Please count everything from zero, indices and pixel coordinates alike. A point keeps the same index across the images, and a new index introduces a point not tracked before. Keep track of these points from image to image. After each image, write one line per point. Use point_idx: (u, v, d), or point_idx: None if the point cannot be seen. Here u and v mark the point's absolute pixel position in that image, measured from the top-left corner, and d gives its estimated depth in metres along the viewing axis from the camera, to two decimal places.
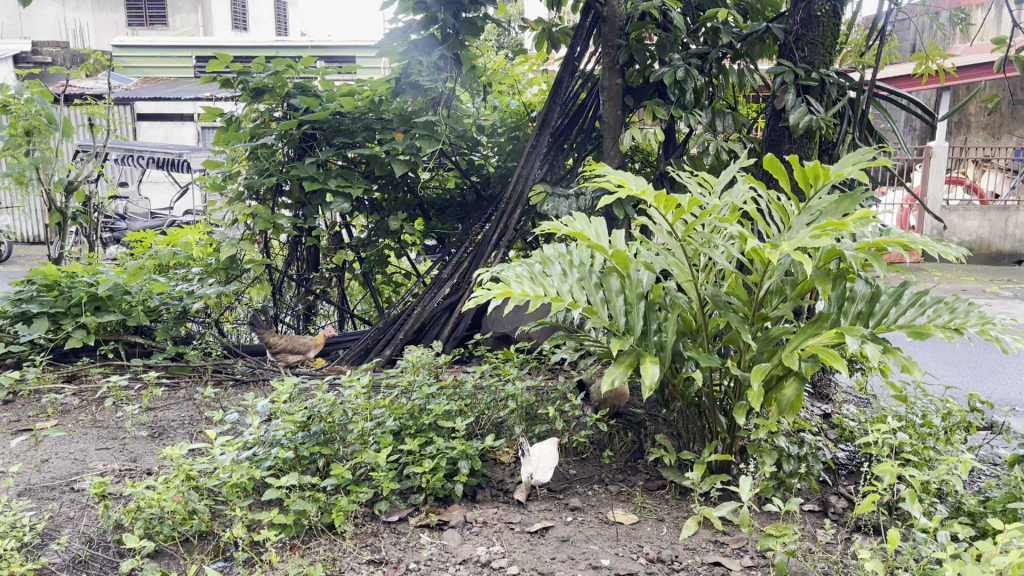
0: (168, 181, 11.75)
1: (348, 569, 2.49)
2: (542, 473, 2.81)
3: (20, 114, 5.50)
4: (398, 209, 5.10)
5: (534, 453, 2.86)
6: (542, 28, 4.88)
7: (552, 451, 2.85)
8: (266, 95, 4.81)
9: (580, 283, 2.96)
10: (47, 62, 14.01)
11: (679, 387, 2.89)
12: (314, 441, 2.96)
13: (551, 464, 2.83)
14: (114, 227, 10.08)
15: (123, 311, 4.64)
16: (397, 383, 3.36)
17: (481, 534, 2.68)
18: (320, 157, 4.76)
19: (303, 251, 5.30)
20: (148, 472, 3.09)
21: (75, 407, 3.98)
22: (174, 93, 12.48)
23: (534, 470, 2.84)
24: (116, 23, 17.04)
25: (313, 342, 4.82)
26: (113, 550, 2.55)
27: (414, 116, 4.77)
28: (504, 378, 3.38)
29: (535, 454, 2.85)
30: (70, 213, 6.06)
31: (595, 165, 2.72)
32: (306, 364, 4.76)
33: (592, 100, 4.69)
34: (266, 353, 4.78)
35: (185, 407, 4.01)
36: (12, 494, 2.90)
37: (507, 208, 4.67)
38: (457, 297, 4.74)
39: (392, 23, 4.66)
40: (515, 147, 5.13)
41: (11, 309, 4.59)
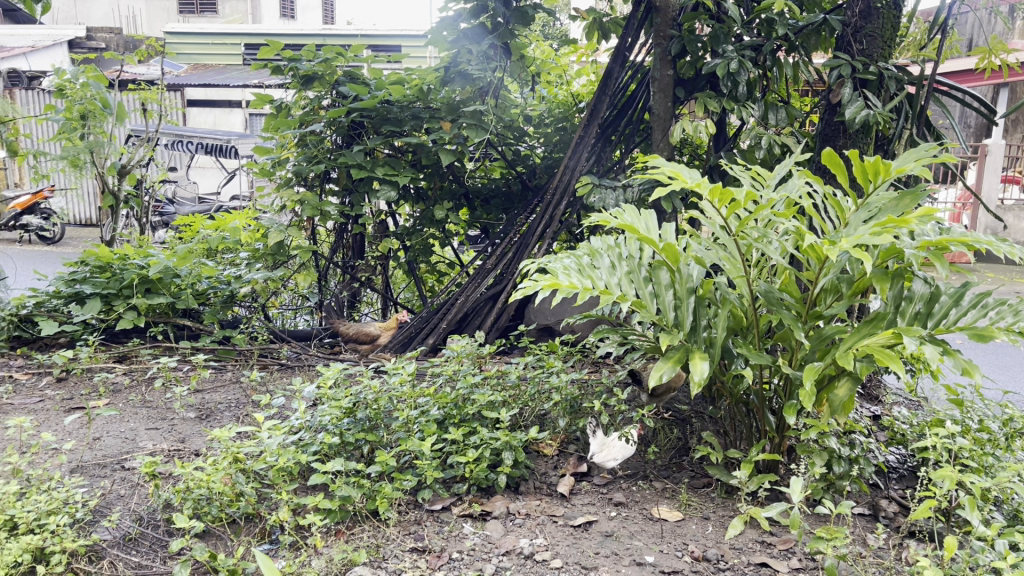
0: (216, 166, 11.87)
1: (391, 556, 2.50)
2: (602, 456, 2.90)
3: (76, 98, 5.65)
4: (443, 198, 5.12)
5: (606, 441, 2.95)
6: (593, 18, 4.80)
7: (622, 447, 2.91)
8: (315, 82, 4.82)
9: (628, 276, 2.93)
10: (101, 48, 14.28)
11: (728, 385, 2.85)
12: (360, 428, 2.99)
13: (615, 454, 2.89)
14: (163, 212, 10.20)
15: (172, 294, 4.74)
16: (442, 372, 3.37)
17: (524, 526, 2.68)
18: (368, 145, 4.78)
19: (349, 238, 5.25)
20: (196, 453, 3.13)
21: (125, 386, 4.04)
22: (223, 80, 12.65)
23: (597, 452, 2.93)
24: (167, 10, 17.39)
25: (378, 327, 4.84)
26: (163, 528, 2.59)
27: (462, 106, 4.74)
28: (548, 370, 3.37)
29: (606, 439, 2.94)
30: (123, 196, 6.20)
31: (649, 157, 2.68)
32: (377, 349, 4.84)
33: (641, 92, 4.63)
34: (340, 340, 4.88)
35: (232, 389, 4.06)
36: (65, 470, 2.96)
37: (553, 199, 4.66)
38: (500, 288, 4.71)
39: (443, 12, 4.63)
40: (563, 139, 5.07)
41: (66, 289, 4.72)
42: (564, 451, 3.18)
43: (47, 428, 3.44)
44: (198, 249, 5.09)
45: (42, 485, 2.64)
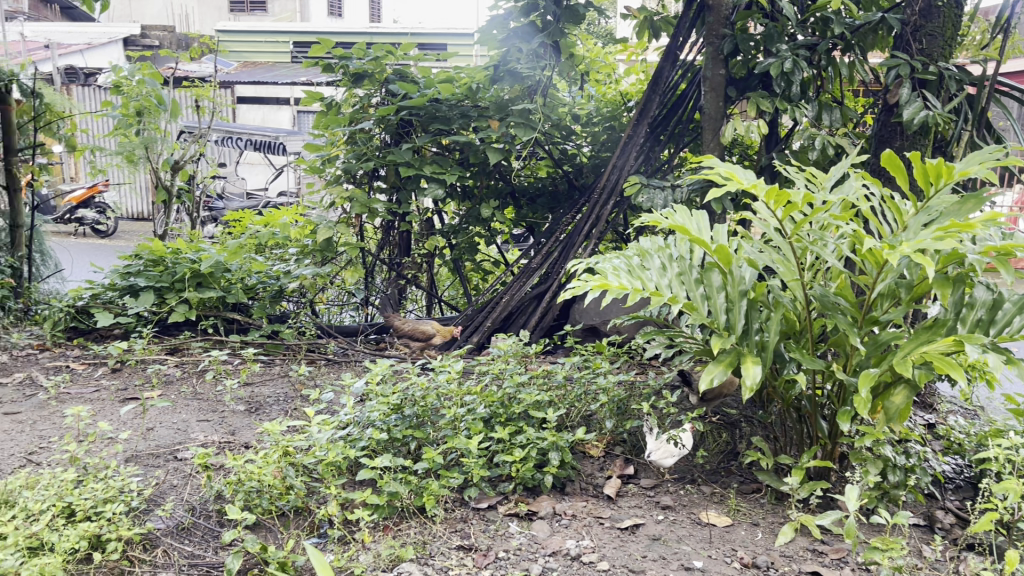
0: (264, 163, 12.06)
1: (438, 552, 2.51)
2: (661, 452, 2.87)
3: (132, 94, 5.79)
4: (489, 196, 5.14)
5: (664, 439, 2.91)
6: (644, 16, 4.75)
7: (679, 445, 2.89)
8: (365, 80, 4.87)
9: (679, 278, 2.88)
10: (154, 45, 14.58)
11: (780, 390, 2.80)
12: (407, 424, 3.00)
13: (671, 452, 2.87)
14: (212, 207, 10.39)
15: (222, 288, 4.82)
16: (488, 370, 3.37)
17: (570, 527, 2.67)
18: (416, 143, 4.81)
19: (396, 235, 5.27)
20: (246, 445, 3.18)
21: (177, 378, 4.12)
22: (272, 78, 12.85)
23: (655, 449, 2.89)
24: (218, 9, 17.71)
25: (436, 328, 4.69)
26: (215, 519, 2.63)
27: (510, 104, 4.74)
28: (595, 371, 3.35)
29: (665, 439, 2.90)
30: (175, 191, 6.32)
31: (703, 157, 2.64)
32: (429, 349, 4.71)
33: (691, 91, 4.59)
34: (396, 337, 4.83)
35: (281, 383, 4.11)
36: (120, 459, 3.02)
37: (600, 198, 4.63)
38: (545, 287, 4.70)
39: (493, 11, 4.64)
40: (611, 138, 5.03)
41: (120, 282, 4.81)
42: (611, 453, 3.16)
43: (103, 417, 3.52)
44: (249, 244, 5.17)
45: (99, 474, 2.69)
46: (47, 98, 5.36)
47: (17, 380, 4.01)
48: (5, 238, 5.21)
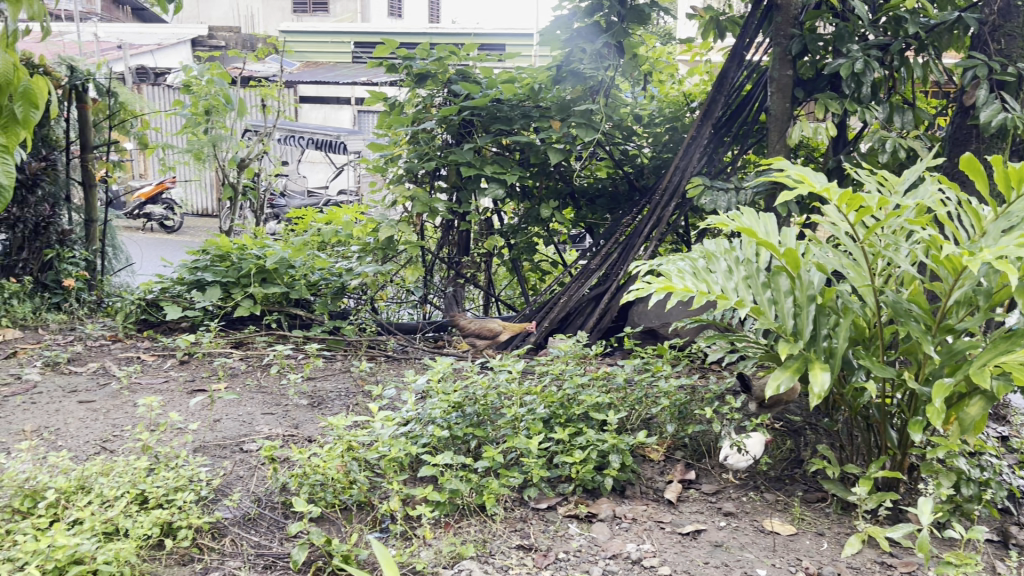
0: (325, 161, 12.24)
1: (498, 551, 2.52)
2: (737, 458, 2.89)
3: (201, 93, 5.95)
4: (549, 197, 5.13)
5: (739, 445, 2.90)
6: (710, 16, 4.69)
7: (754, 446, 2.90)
8: (428, 80, 4.90)
9: (745, 282, 2.84)
10: (220, 46, 14.93)
11: (848, 398, 2.74)
12: (467, 423, 3.02)
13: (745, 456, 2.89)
14: (275, 205, 10.58)
15: (286, 284, 4.93)
16: (549, 371, 3.36)
17: (630, 530, 2.65)
18: (478, 143, 4.83)
19: (455, 235, 5.30)
20: (310, 439, 3.23)
21: (243, 371, 4.21)
22: (334, 77, 13.04)
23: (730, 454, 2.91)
24: (282, 10, 18.10)
25: (502, 325, 4.76)
26: (280, 511, 2.69)
27: (573, 105, 4.73)
28: (656, 374, 3.31)
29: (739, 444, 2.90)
30: (241, 188, 6.46)
31: (774, 159, 2.60)
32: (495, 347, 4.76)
33: (757, 92, 4.53)
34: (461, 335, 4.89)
35: (342, 378, 4.18)
36: (190, 449, 3.10)
37: (662, 199, 4.59)
38: (603, 289, 4.68)
39: (556, 11, 4.64)
40: (673, 139, 4.97)
41: (188, 276, 4.99)
42: (671, 457, 3.13)
43: (173, 407, 3.62)
44: (312, 241, 5.25)
45: (170, 463, 2.77)
46: (122, 97, 5.53)
47: (91, 369, 4.15)
48: (81, 233, 5.40)
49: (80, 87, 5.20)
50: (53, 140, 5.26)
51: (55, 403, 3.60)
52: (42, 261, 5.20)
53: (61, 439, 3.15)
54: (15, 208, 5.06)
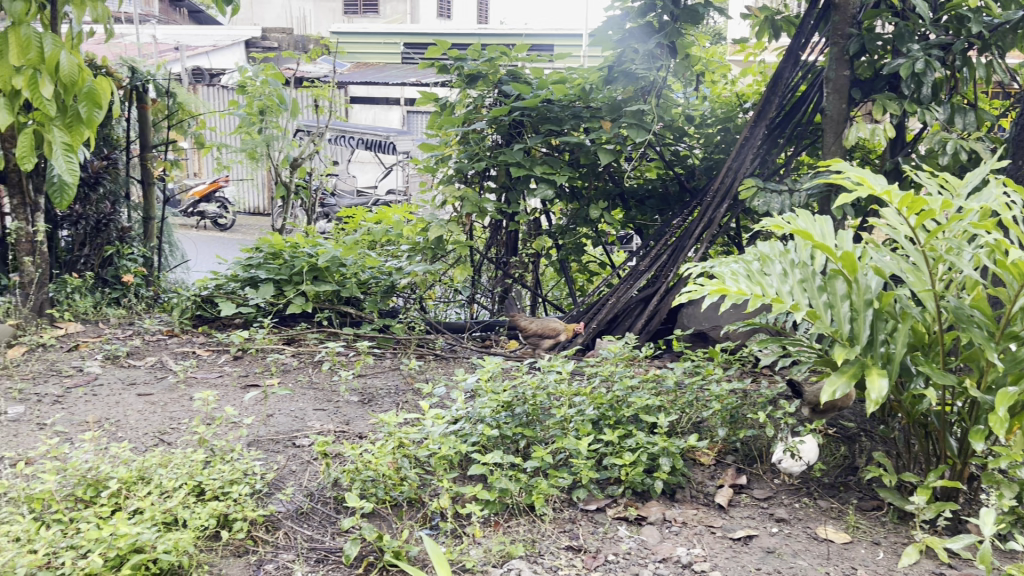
0: (374, 162, 12.38)
1: (547, 551, 2.52)
2: (792, 464, 2.85)
3: (256, 94, 6.08)
4: (598, 197, 5.11)
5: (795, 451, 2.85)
6: (765, 15, 4.63)
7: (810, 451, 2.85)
8: (479, 81, 4.92)
9: (801, 285, 2.80)
10: (273, 47, 15.20)
11: (906, 405, 2.69)
12: (516, 422, 3.03)
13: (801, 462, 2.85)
14: (325, 204, 10.73)
15: (337, 282, 4.99)
16: (598, 372, 3.35)
17: (680, 534, 2.63)
18: (528, 143, 4.83)
19: (504, 235, 5.30)
20: (360, 435, 3.27)
21: (295, 367, 4.28)
22: (383, 78, 13.20)
23: (785, 459, 2.87)
24: (334, 11, 18.40)
25: (562, 325, 4.69)
26: (332, 506, 2.72)
27: (624, 105, 4.70)
28: (707, 377, 3.28)
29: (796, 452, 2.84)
30: (294, 187, 6.56)
31: (832, 161, 2.56)
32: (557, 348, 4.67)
33: (813, 92, 4.45)
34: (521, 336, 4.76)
35: (392, 376, 4.22)
36: (244, 442, 3.16)
37: (714, 201, 4.55)
38: (652, 290, 4.65)
39: (609, 11, 4.62)
40: (725, 139, 4.92)
41: (242, 273, 5.08)
42: (721, 461, 3.10)
43: (228, 402, 3.69)
44: (363, 240, 5.32)
45: (225, 456, 2.83)
46: (180, 98, 5.66)
47: (149, 363, 4.26)
48: (139, 229, 5.57)
49: (140, 88, 5.34)
50: (114, 139, 5.36)
51: (115, 395, 3.70)
52: (103, 258, 5.32)
53: (122, 431, 3.23)
54: (79, 205, 5.16)
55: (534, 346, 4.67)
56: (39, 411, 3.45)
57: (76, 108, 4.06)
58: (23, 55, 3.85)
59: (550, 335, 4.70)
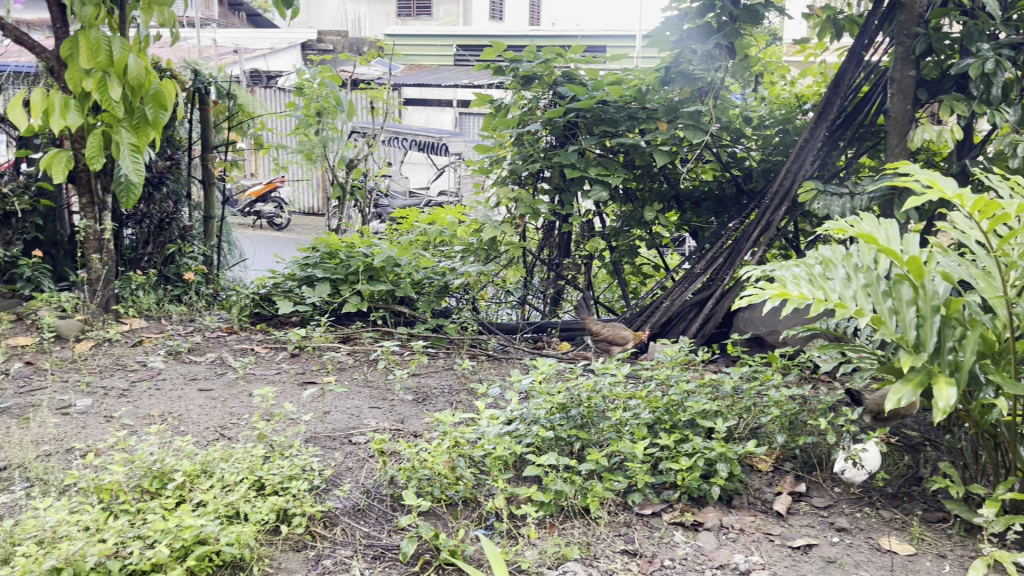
0: (426, 163, 12.49)
1: (602, 555, 2.51)
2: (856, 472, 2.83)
3: (313, 96, 6.18)
4: (653, 199, 5.06)
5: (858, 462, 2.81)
6: (827, 14, 4.55)
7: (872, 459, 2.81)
8: (534, 82, 4.92)
9: (865, 289, 2.73)
10: (329, 50, 15.41)
11: (974, 414, 2.61)
12: (571, 424, 3.02)
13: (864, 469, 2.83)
14: (378, 204, 10.86)
15: (391, 282, 5.04)
16: (654, 376, 3.32)
17: (738, 541, 2.60)
18: (583, 145, 4.81)
19: (557, 236, 5.27)
20: (416, 434, 3.30)
21: (350, 365, 4.34)
22: (436, 80, 13.31)
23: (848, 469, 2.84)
24: (388, 14, 18.61)
25: (633, 334, 4.55)
26: (388, 503, 2.75)
27: (681, 106, 4.66)
28: (765, 383, 3.22)
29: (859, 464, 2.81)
30: (349, 188, 6.64)
31: (900, 163, 2.50)
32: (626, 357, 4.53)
33: (876, 93, 4.35)
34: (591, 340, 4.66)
35: (445, 375, 4.25)
36: (302, 439, 3.20)
37: (772, 203, 4.48)
38: (707, 293, 4.60)
39: (667, 12, 4.59)
40: (784, 141, 4.85)
41: (299, 272, 5.16)
42: (780, 468, 3.05)
43: (287, 399, 3.75)
44: (417, 241, 5.36)
45: (284, 452, 2.87)
46: (240, 99, 5.78)
47: (210, 359, 4.35)
48: (200, 229, 5.70)
49: (202, 90, 5.47)
50: (177, 140, 5.49)
51: (177, 390, 3.79)
52: (165, 255, 5.46)
53: (185, 425, 3.31)
54: (143, 205, 5.30)
55: (604, 352, 4.56)
56: (105, 404, 3.55)
57: (143, 111, 4.17)
58: (93, 58, 3.98)
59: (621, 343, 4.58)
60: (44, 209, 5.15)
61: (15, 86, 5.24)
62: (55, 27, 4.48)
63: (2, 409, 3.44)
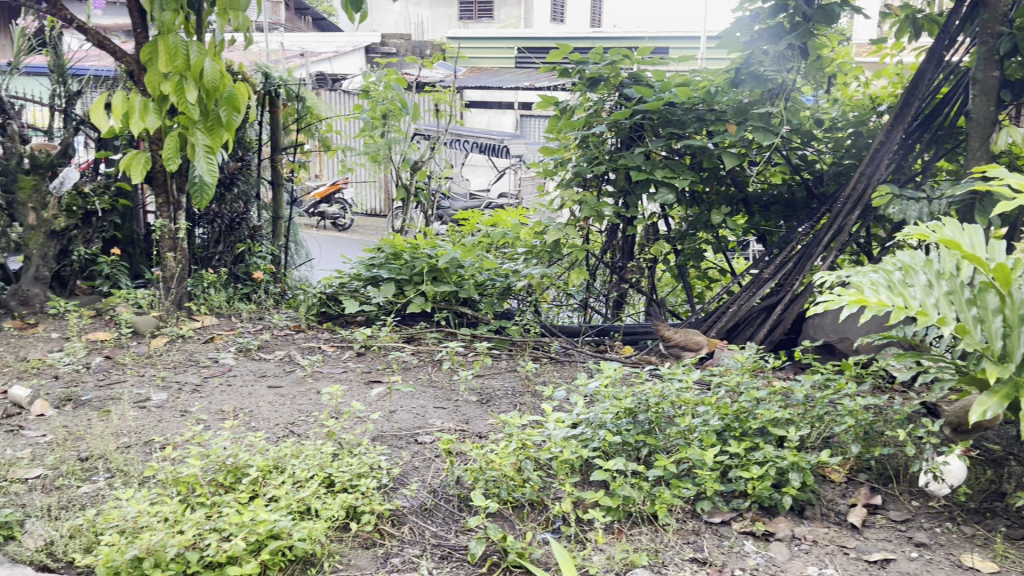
0: (487, 165, 12.54)
1: (671, 562, 2.48)
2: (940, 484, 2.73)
3: (380, 98, 6.25)
4: (720, 202, 4.97)
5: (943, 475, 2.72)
6: (906, 13, 4.42)
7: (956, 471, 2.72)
8: (600, 84, 4.87)
9: (948, 297, 2.65)
10: (392, 53, 15.60)
11: None
12: (639, 429, 2.99)
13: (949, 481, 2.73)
14: (440, 206, 10.94)
15: (455, 283, 5.06)
16: (723, 382, 3.26)
17: (811, 553, 2.54)
18: (649, 147, 4.75)
19: (620, 239, 5.23)
20: (481, 435, 3.30)
21: (415, 365, 4.38)
22: (498, 83, 13.34)
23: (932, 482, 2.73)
24: (449, 17, 18.73)
25: (708, 341, 4.42)
26: (455, 503, 2.76)
27: (750, 108, 4.58)
28: (838, 391, 3.14)
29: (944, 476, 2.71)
30: (413, 189, 6.69)
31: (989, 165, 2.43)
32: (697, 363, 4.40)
33: (957, 94, 4.23)
34: (661, 346, 4.54)
35: (509, 376, 4.26)
36: (369, 437, 3.24)
37: (844, 208, 4.38)
38: (776, 299, 4.51)
39: (738, 11, 4.52)
40: (856, 144, 4.72)
41: (365, 272, 5.23)
42: (853, 479, 2.97)
43: (354, 397, 3.80)
44: (481, 243, 5.38)
45: (353, 450, 2.91)
46: (308, 101, 5.88)
47: (278, 357, 4.43)
48: (268, 228, 5.80)
49: (272, 93, 5.60)
50: (247, 142, 5.60)
51: (248, 387, 3.87)
52: (235, 254, 5.58)
53: (256, 421, 3.38)
54: (215, 205, 5.43)
55: (674, 357, 4.44)
56: (180, 399, 3.64)
57: (218, 113, 4.28)
58: (171, 62, 4.09)
59: (693, 350, 4.44)
60: (123, 208, 5.31)
61: (95, 90, 5.43)
62: (135, 32, 4.62)
63: (83, 402, 3.57)
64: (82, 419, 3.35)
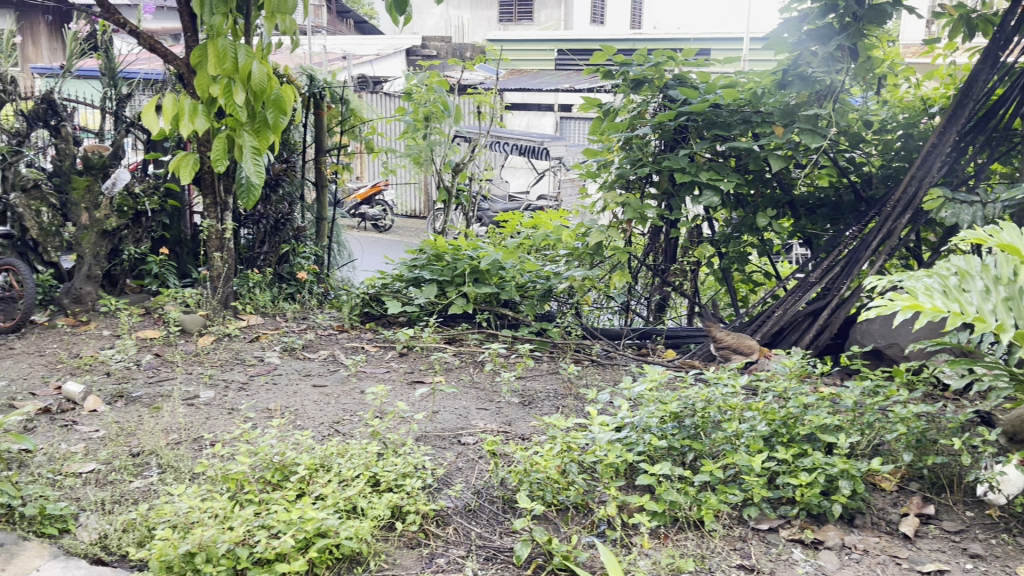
0: (527, 167, 12.54)
1: (717, 569, 2.45)
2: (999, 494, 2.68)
3: (422, 101, 6.28)
4: (766, 205, 4.90)
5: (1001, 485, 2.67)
6: (960, 13, 4.32)
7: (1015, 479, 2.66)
8: (644, 86, 4.86)
9: (1006, 302, 2.59)
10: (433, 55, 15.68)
11: None
12: (684, 434, 2.96)
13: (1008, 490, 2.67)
14: (480, 208, 10.97)
15: (497, 284, 5.07)
16: (770, 387, 3.21)
17: (862, 562, 2.50)
18: (694, 148, 4.72)
19: (663, 240, 5.23)
20: (524, 437, 3.30)
21: (457, 366, 4.39)
22: (538, 85, 13.33)
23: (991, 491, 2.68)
24: (489, 19, 18.76)
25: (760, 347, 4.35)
26: (499, 505, 2.76)
27: (798, 109, 4.52)
28: (889, 398, 3.08)
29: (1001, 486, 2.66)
30: (455, 191, 6.71)
31: None
32: (745, 367, 4.34)
33: (1013, 94, 4.13)
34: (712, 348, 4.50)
35: (551, 379, 4.25)
36: (413, 437, 3.25)
37: (893, 212, 4.28)
38: (822, 304, 4.43)
39: (785, 12, 4.46)
40: (906, 147, 4.64)
41: (407, 273, 5.26)
42: (905, 488, 2.91)
43: (398, 397, 3.83)
44: (522, 245, 5.37)
45: (398, 450, 2.92)
46: (352, 104, 5.93)
47: (322, 356, 4.47)
48: (313, 229, 5.87)
49: (317, 96, 5.67)
50: (292, 144, 5.67)
51: (293, 385, 3.91)
52: (280, 254, 5.65)
53: (301, 419, 3.41)
54: (261, 206, 5.50)
55: (724, 359, 4.39)
56: (227, 397, 3.70)
57: (265, 115, 4.33)
58: (220, 66, 4.14)
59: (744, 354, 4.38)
60: (171, 208, 5.40)
61: (145, 92, 5.52)
62: (185, 36, 4.70)
63: (134, 398, 3.63)
64: (133, 415, 3.41)
